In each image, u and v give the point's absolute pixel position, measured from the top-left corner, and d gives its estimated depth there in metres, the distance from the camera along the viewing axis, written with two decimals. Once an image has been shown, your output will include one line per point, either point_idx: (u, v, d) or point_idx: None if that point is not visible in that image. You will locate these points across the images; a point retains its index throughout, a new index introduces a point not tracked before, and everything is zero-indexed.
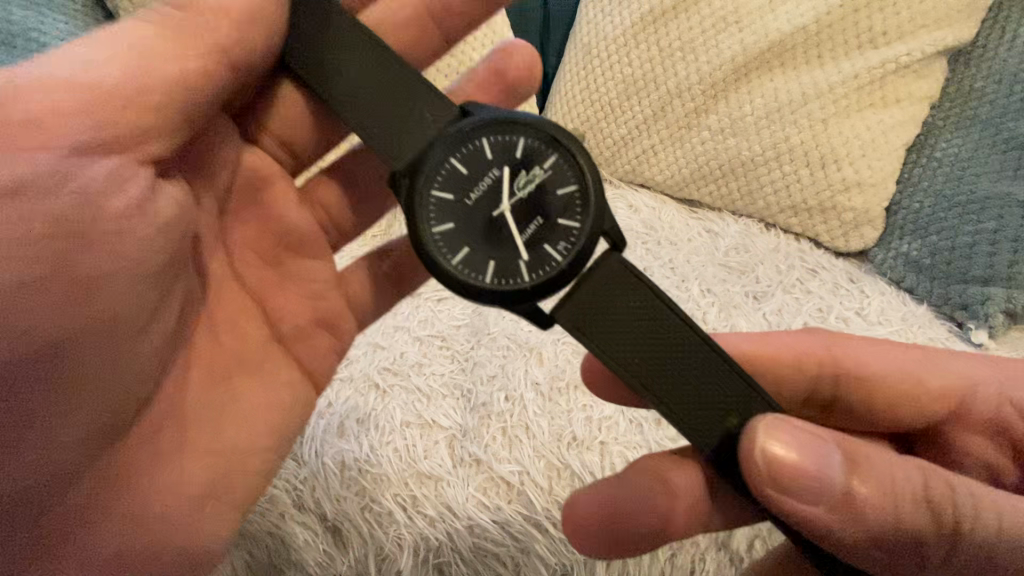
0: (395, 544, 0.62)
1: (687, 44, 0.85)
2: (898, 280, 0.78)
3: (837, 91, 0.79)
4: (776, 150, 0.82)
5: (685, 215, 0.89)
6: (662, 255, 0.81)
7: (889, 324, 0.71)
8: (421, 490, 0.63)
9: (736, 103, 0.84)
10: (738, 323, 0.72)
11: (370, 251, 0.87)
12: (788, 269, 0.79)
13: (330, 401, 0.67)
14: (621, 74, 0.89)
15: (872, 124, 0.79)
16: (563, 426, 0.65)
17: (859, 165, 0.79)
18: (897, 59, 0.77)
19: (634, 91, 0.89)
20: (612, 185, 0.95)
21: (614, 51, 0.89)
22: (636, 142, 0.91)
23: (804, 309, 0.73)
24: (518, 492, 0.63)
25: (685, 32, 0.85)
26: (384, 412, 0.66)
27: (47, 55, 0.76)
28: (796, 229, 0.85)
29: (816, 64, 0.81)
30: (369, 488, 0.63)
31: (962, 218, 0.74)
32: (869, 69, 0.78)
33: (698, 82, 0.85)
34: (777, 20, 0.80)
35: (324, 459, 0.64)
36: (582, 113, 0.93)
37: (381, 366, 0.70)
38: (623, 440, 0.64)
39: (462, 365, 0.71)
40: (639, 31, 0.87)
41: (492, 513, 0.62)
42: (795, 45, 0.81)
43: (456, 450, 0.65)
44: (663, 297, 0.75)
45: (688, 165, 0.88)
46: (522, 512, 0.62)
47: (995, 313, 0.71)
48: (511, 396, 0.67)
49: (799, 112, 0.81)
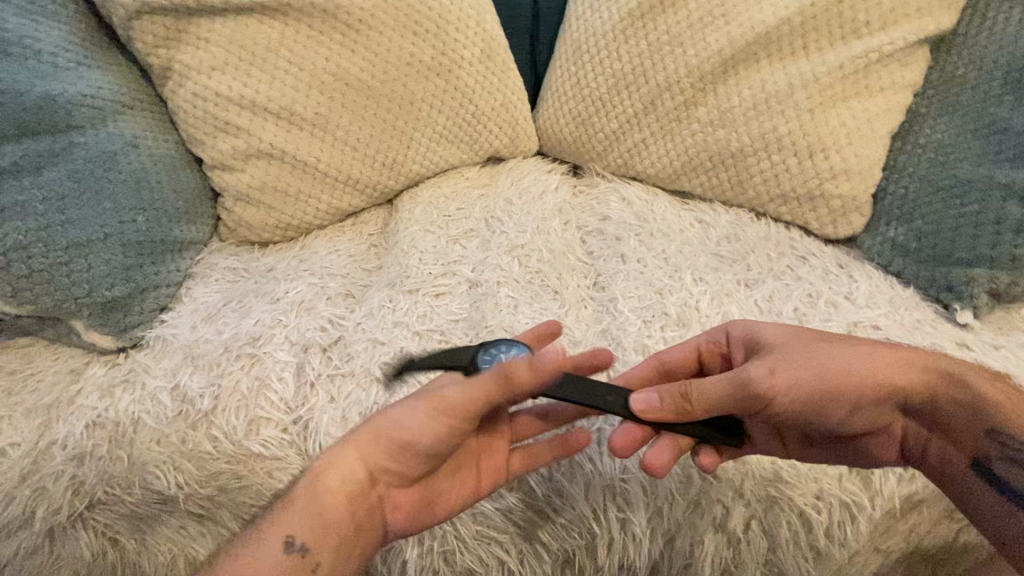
0: (400, 533, 0.63)
1: (675, 38, 0.87)
2: (886, 265, 0.79)
3: (821, 81, 0.81)
4: (763, 141, 0.84)
5: (677, 207, 0.90)
6: (655, 246, 0.83)
7: (877, 307, 0.71)
8: None
9: (724, 96, 0.86)
10: (730, 311, 0.72)
11: (368, 249, 0.90)
12: (778, 257, 0.80)
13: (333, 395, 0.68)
14: (611, 69, 0.91)
15: (857, 112, 0.81)
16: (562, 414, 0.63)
17: (845, 153, 0.81)
18: (880, 48, 0.79)
19: (623, 86, 0.91)
20: (604, 179, 0.96)
21: (603, 47, 0.91)
22: (628, 136, 0.93)
23: (795, 295, 0.73)
24: (518, 480, 0.63)
25: (673, 27, 0.87)
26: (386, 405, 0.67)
27: (42, 63, 0.76)
28: (785, 218, 0.87)
29: (801, 55, 0.82)
30: None
31: (946, 202, 0.76)
32: (853, 58, 0.80)
33: (687, 75, 0.86)
34: (762, 12, 0.82)
35: None
36: (573, 108, 0.95)
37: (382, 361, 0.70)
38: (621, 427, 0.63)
39: None
40: (626, 27, 0.89)
41: (493, 501, 0.63)
42: (780, 37, 0.82)
43: None
44: (656, 286, 0.77)
45: (680, 157, 0.90)
46: (523, 500, 0.63)
47: (980, 294, 0.71)
48: None
49: (785, 103, 0.82)
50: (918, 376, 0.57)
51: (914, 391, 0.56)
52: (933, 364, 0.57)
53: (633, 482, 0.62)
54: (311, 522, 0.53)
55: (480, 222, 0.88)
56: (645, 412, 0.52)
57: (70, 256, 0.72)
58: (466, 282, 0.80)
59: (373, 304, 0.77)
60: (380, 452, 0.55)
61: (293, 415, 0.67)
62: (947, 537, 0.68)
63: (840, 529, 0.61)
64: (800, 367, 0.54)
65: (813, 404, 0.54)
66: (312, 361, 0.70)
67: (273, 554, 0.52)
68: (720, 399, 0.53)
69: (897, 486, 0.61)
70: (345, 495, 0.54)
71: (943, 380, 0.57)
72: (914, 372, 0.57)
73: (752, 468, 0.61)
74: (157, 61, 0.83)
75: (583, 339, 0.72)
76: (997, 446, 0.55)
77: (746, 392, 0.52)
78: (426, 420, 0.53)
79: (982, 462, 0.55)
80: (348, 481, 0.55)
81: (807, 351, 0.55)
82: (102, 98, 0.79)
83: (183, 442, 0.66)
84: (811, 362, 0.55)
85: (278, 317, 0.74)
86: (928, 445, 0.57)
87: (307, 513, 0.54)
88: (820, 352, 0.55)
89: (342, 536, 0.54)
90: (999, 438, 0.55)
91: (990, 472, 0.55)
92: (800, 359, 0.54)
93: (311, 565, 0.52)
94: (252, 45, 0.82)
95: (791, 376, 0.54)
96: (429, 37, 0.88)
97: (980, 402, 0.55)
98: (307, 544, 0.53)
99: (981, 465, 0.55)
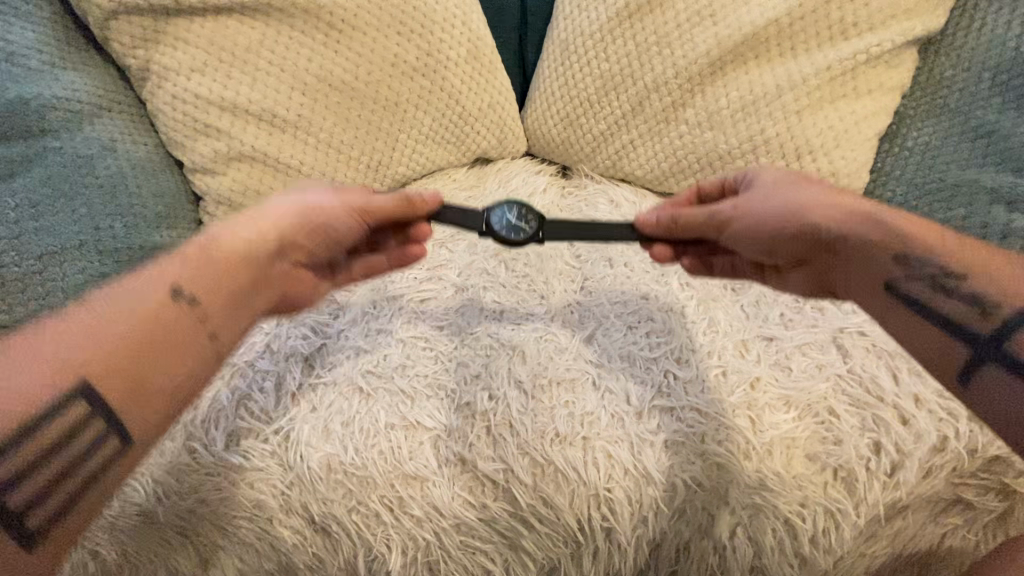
0: (383, 544, 0.63)
1: (663, 38, 0.86)
2: None
3: (809, 83, 0.80)
4: (751, 143, 0.83)
5: None
6: (642, 250, 0.82)
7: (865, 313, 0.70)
8: (408, 491, 0.62)
9: (712, 97, 0.85)
10: (716, 316, 0.71)
11: None
12: None
13: (314, 405, 0.67)
14: (598, 69, 0.90)
15: (845, 115, 0.81)
16: (546, 424, 0.63)
17: (833, 156, 0.81)
18: (868, 49, 0.78)
19: (611, 87, 0.90)
20: (592, 180, 0.95)
21: (590, 47, 0.90)
22: (615, 138, 0.92)
23: (783, 300, 0.72)
24: (503, 490, 0.62)
25: (661, 27, 0.86)
26: (368, 415, 0.66)
27: (15, 65, 0.75)
28: None
29: (789, 56, 0.82)
30: (356, 490, 0.63)
31: (933, 207, 0.76)
32: (841, 59, 0.79)
33: (674, 76, 0.85)
34: (750, 13, 0.81)
35: (310, 464, 0.63)
36: (561, 109, 0.94)
37: (364, 369, 0.69)
38: (606, 435, 0.62)
39: (447, 366, 0.70)
40: (614, 27, 0.88)
41: (477, 511, 0.62)
42: (768, 38, 0.82)
43: (440, 450, 0.64)
44: (643, 292, 0.75)
45: (668, 159, 0.89)
46: (508, 510, 0.62)
47: None
48: (494, 395, 0.66)
49: (773, 105, 0.82)
50: (843, 220, 0.61)
51: (894, 241, 0.59)
52: (861, 211, 0.61)
53: (618, 491, 0.61)
54: (199, 270, 0.58)
55: (467, 225, 0.87)
56: (642, 226, 0.67)
57: (44, 264, 0.71)
58: (452, 288, 0.79)
59: (356, 311, 0.75)
60: (268, 242, 0.62)
61: (274, 425, 0.66)
62: (932, 541, 0.68)
63: (825, 537, 0.61)
64: (758, 199, 0.63)
65: (780, 239, 0.63)
66: (293, 371, 0.69)
67: (158, 289, 0.56)
68: (698, 223, 0.65)
69: (882, 494, 0.60)
70: (238, 251, 0.61)
71: (867, 223, 0.60)
72: (842, 219, 0.61)
73: (738, 477, 0.61)
74: (134, 62, 0.81)
75: (570, 346, 0.70)
76: (906, 271, 0.58)
77: (716, 219, 0.64)
78: (318, 217, 0.65)
79: (895, 291, 0.59)
80: (246, 241, 0.62)
81: (784, 196, 0.62)
82: (78, 101, 0.78)
83: (162, 453, 0.65)
84: (786, 206, 0.62)
85: (260, 325, 0.74)
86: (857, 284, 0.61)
87: (194, 268, 0.59)
88: (796, 201, 0.62)
89: (233, 312, 0.59)
90: (907, 264, 0.58)
91: (900, 293, 0.59)
92: (771, 199, 0.63)
93: (193, 299, 0.57)
94: (232, 46, 0.81)
95: (761, 207, 0.63)
96: (414, 37, 0.87)
97: (885, 234, 0.59)
98: (197, 293, 0.57)
99: (892, 287, 0.59)
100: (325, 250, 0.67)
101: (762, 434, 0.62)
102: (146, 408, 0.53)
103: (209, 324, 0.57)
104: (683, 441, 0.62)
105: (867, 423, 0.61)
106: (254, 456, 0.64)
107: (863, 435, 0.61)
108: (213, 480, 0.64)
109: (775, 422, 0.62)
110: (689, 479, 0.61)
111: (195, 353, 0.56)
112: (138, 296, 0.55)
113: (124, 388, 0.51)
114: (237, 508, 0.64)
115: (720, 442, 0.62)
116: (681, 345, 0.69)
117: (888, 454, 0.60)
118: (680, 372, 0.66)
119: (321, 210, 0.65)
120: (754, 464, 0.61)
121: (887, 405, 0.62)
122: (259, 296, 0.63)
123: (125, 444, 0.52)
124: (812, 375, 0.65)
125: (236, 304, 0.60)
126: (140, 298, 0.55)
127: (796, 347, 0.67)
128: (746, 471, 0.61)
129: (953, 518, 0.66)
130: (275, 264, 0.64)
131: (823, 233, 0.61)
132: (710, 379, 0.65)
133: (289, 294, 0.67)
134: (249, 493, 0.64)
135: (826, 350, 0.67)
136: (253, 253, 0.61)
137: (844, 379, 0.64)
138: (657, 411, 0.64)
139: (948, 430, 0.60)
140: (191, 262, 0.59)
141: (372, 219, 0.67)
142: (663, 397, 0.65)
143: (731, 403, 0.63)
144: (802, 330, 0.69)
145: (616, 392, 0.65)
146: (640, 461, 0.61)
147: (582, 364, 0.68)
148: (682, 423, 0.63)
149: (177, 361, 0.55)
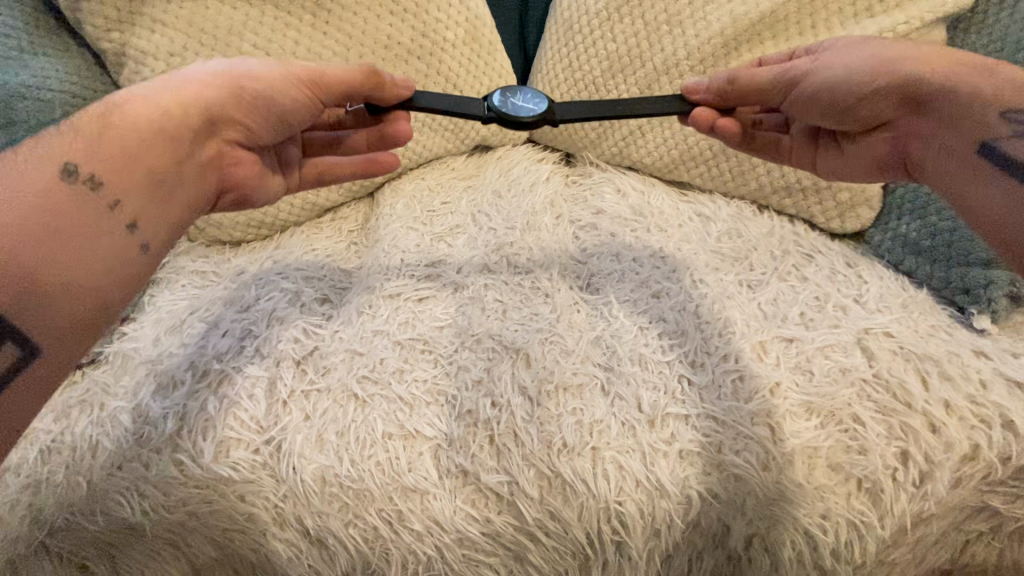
0: (382, 557, 0.60)
1: (673, 17, 0.80)
2: (897, 263, 0.74)
3: None
4: None
5: (675, 199, 0.85)
6: (651, 243, 0.77)
7: (889, 312, 0.66)
8: (407, 504, 0.59)
9: None
10: (731, 316, 0.67)
11: (347, 248, 0.84)
12: (783, 255, 0.75)
13: (307, 413, 0.63)
14: (605, 50, 0.84)
15: None
16: (553, 433, 0.60)
17: None
18: (895, 27, 0.73)
19: (618, 69, 0.84)
20: (598, 168, 0.90)
21: (596, 26, 0.84)
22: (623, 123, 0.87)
23: (801, 298, 0.69)
24: (508, 503, 0.59)
25: (671, 5, 0.80)
26: (365, 424, 0.62)
27: None
28: (789, 210, 0.82)
29: (809, 35, 0.77)
30: (352, 504, 0.59)
31: None
32: (867, 38, 0.74)
33: (686, 57, 0.80)
34: None
35: (303, 476, 0.60)
36: (564, 93, 0.89)
37: (360, 374, 0.66)
38: (617, 445, 0.59)
39: (447, 370, 0.66)
40: (622, 5, 0.83)
41: (481, 525, 0.59)
42: (785, 16, 0.77)
43: (441, 461, 0.61)
44: (653, 289, 0.72)
45: (678, 146, 0.85)
46: (512, 523, 0.59)
47: (999, 298, 0.66)
48: (498, 402, 0.62)
49: None
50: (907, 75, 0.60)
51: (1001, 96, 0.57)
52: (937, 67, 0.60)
53: (630, 503, 0.58)
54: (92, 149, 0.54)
55: (467, 217, 0.83)
56: (693, 92, 0.68)
57: None
58: (451, 285, 0.75)
59: (351, 311, 0.72)
60: (189, 119, 0.60)
61: (265, 435, 0.62)
62: (954, 548, 0.65)
63: (847, 549, 0.57)
64: (830, 57, 0.64)
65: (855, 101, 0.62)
66: (285, 376, 0.65)
67: (46, 172, 0.52)
68: (759, 85, 0.67)
69: (909, 505, 0.57)
70: (151, 122, 0.58)
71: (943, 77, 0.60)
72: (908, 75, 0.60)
73: (757, 488, 0.58)
74: (108, 46, 0.75)
75: (577, 348, 0.66)
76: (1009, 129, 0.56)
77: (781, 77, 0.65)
78: (251, 85, 0.63)
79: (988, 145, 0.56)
80: (155, 113, 0.58)
81: (861, 57, 0.62)
82: (48, 88, 0.73)
83: (146, 467, 0.61)
84: (863, 60, 0.62)
85: (250, 327, 0.70)
86: (944, 146, 0.61)
87: (89, 140, 0.54)
88: (874, 56, 0.62)
89: (152, 198, 0.57)
90: (1008, 119, 0.56)
91: (993, 151, 0.56)
92: (845, 59, 0.63)
93: (97, 180, 0.53)
94: (213, 29, 0.76)
95: (836, 64, 0.63)
96: (408, 17, 0.81)
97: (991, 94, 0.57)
98: (99, 172, 0.54)
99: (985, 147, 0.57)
100: (265, 128, 0.65)
101: (782, 443, 0.58)
102: (57, 313, 0.49)
103: (122, 209, 0.54)
104: (698, 451, 0.59)
105: (894, 431, 0.58)
106: (244, 468, 0.61)
107: (889, 443, 0.57)
108: (201, 494, 0.61)
109: (796, 431, 0.59)
110: (704, 491, 0.58)
111: (104, 230, 0.53)
112: (27, 181, 0.51)
113: (22, 282, 0.47)
114: (228, 522, 0.61)
115: (738, 452, 0.58)
116: (695, 349, 0.65)
117: (916, 464, 0.56)
118: (694, 377, 0.63)
119: (250, 79, 0.63)
120: (775, 475, 0.57)
121: (915, 412, 0.58)
122: (183, 184, 0.60)
123: (31, 351, 0.48)
124: (834, 380, 0.61)
125: (157, 194, 0.57)
126: (26, 180, 0.51)
127: (816, 349, 0.64)
128: (767, 483, 0.57)
129: (979, 526, 0.63)
130: (201, 143, 0.62)
131: (889, 87, 0.61)
132: (727, 385, 0.62)
133: (229, 177, 0.66)
134: (239, 507, 0.60)
135: (850, 353, 0.63)
136: (171, 131, 0.59)
137: (869, 384, 0.60)
138: (671, 418, 0.60)
139: (980, 438, 0.57)
140: (95, 132, 0.56)
141: (324, 97, 0.65)
142: (677, 404, 0.61)
143: (749, 411, 0.60)
144: (823, 330, 0.65)
145: (627, 399, 0.62)
146: (652, 472, 0.58)
147: (590, 367, 0.64)
148: (698, 432, 0.59)
149: (90, 249, 0.52)
